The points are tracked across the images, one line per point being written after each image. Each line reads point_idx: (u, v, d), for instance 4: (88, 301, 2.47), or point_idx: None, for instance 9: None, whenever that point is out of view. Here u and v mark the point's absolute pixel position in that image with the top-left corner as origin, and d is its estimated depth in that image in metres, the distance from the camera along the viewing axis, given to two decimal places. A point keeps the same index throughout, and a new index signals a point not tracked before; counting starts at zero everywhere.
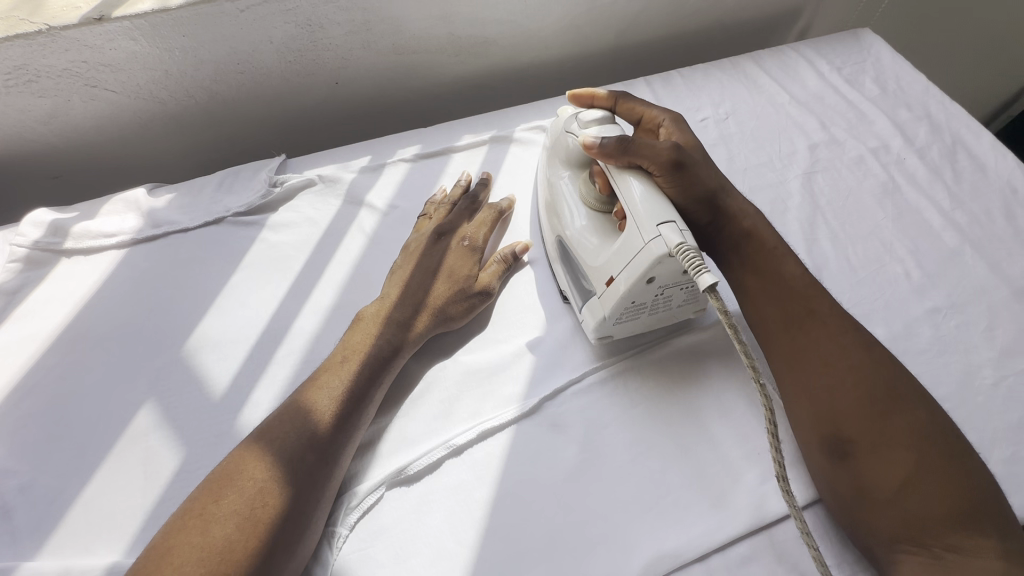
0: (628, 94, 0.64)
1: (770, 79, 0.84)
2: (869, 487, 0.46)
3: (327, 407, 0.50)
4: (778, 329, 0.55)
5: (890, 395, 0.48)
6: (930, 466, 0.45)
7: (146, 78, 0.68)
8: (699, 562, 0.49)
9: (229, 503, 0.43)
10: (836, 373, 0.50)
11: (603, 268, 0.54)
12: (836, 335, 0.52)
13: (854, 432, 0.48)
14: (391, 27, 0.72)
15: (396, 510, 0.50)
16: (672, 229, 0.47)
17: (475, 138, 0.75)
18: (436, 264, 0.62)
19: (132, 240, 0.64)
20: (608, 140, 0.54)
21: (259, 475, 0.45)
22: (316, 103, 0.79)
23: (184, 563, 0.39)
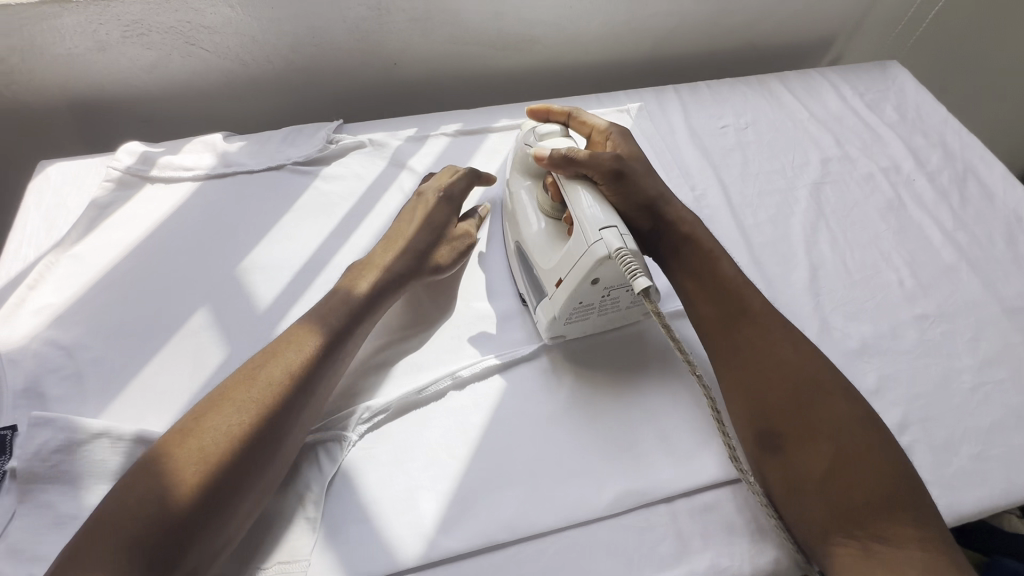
0: (579, 109, 0.71)
1: (792, 98, 0.90)
2: (801, 479, 0.50)
3: (338, 321, 0.56)
4: (716, 328, 0.59)
5: (812, 387, 0.53)
6: (853, 460, 0.49)
7: (236, 42, 0.79)
8: (665, 503, 0.54)
9: (298, 348, 0.53)
10: (765, 368, 0.55)
11: (553, 271, 0.59)
12: (764, 334, 0.57)
13: (784, 427, 0.52)
14: (449, 18, 0.82)
15: (400, 422, 0.57)
16: (613, 234, 0.53)
17: (511, 122, 0.83)
18: (436, 227, 0.68)
19: (207, 175, 0.74)
20: (556, 152, 0.60)
21: (320, 334, 0.55)
22: (375, 81, 0.88)
23: (263, 381, 0.50)
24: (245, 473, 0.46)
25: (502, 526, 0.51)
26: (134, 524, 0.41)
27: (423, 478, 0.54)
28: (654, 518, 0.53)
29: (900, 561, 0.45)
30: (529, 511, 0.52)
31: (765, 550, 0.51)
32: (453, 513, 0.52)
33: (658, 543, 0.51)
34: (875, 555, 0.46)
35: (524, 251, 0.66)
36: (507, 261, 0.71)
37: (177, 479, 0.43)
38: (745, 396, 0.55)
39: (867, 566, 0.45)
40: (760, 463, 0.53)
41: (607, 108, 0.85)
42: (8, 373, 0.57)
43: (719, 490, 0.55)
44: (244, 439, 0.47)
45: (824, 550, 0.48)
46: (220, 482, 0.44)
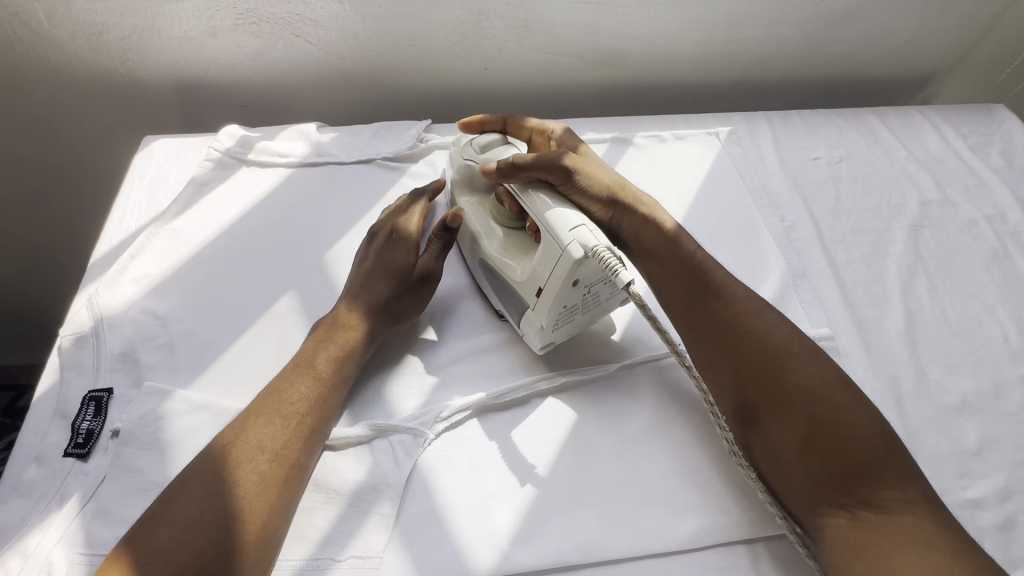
0: (514, 115, 0.71)
1: (890, 135, 0.86)
2: (778, 450, 0.50)
3: (338, 357, 0.56)
4: (682, 301, 0.59)
5: (777, 354, 0.52)
6: (824, 423, 0.48)
7: (338, 37, 0.81)
8: (746, 544, 0.51)
9: (333, 347, 0.56)
10: (728, 341, 0.55)
11: (530, 280, 0.57)
12: (727, 305, 0.57)
13: (758, 397, 0.52)
14: (545, 28, 0.82)
15: (477, 427, 0.57)
16: (584, 231, 0.52)
17: (599, 135, 0.82)
18: (403, 281, 0.62)
19: (299, 163, 0.76)
20: (502, 163, 0.60)
21: (351, 334, 0.57)
22: (463, 84, 0.89)
23: (299, 380, 0.53)
24: (271, 519, 0.45)
25: (577, 547, 0.50)
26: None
27: (497, 487, 0.53)
28: (733, 558, 0.51)
29: (890, 529, 0.43)
30: (604, 534, 0.51)
31: None
32: (525, 527, 0.51)
33: None
34: (866, 524, 0.44)
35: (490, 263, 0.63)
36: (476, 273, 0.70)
37: (205, 532, 0.42)
38: (715, 371, 0.55)
39: (855, 534, 0.44)
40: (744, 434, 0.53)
41: (696, 130, 0.84)
42: (107, 337, 0.59)
43: None
44: (266, 482, 0.46)
45: (813, 517, 0.47)
46: (249, 535, 0.44)
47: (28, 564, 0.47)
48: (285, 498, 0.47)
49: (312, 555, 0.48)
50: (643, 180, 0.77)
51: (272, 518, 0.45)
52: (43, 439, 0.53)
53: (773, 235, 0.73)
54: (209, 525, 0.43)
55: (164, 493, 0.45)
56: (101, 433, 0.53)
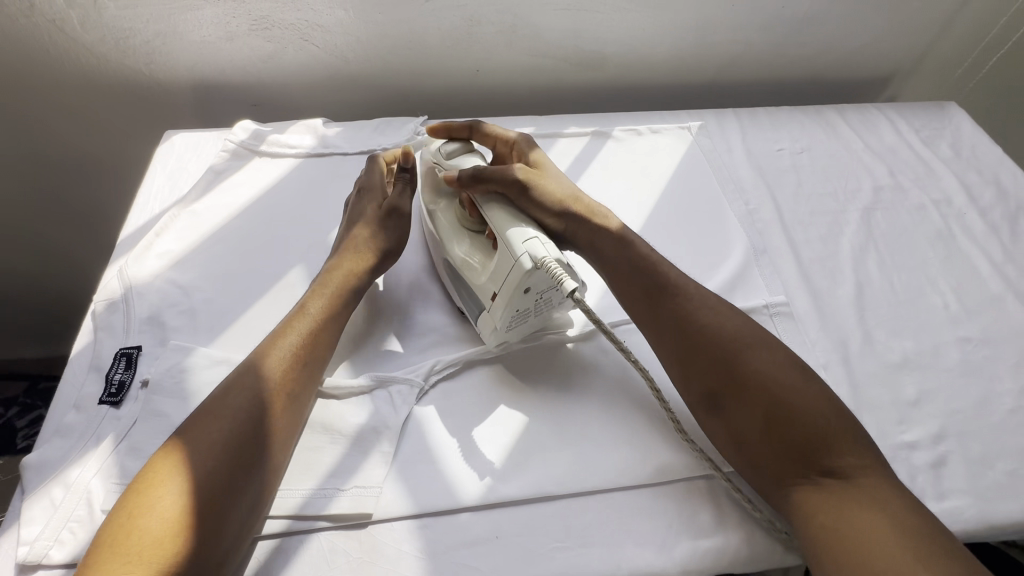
0: (480, 124, 0.74)
1: (849, 129, 0.94)
2: (741, 435, 0.55)
3: (329, 299, 0.62)
4: (639, 303, 0.63)
5: (735, 344, 0.58)
6: (781, 404, 0.54)
7: (342, 42, 0.89)
8: (704, 479, 0.58)
9: (322, 293, 0.62)
10: (684, 337, 0.60)
11: (486, 285, 0.62)
12: (679, 306, 0.62)
13: (720, 387, 0.57)
14: (531, 33, 0.90)
15: (467, 382, 0.63)
16: (536, 245, 0.58)
17: (581, 129, 0.89)
18: (375, 221, 0.69)
19: (307, 154, 0.84)
20: (462, 175, 0.65)
21: (340, 280, 0.64)
22: (457, 84, 0.97)
23: (293, 321, 0.59)
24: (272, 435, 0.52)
25: (554, 480, 0.56)
26: (186, 482, 0.47)
27: (483, 431, 0.60)
28: (692, 491, 0.57)
29: (852, 493, 0.50)
30: (578, 470, 0.57)
31: None
32: (508, 465, 0.57)
33: (695, 514, 0.55)
34: (829, 489, 0.50)
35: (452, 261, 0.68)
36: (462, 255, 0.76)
37: (218, 446, 0.49)
38: (674, 365, 0.60)
39: (822, 500, 0.50)
40: (710, 420, 0.58)
41: (670, 125, 0.91)
42: (136, 303, 0.66)
43: None
44: (267, 405, 0.53)
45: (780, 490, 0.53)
46: (256, 449, 0.51)
47: (71, 491, 0.53)
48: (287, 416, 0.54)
49: (319, 486, 0.55)
50: (621, 170, 0.85)
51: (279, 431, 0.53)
52: (80, 390, 0.60)
53: (738, 217, 0.80)
54: (224, 437, 0.50)
55: (185, 420, 0.52)
56: (132, 384, 0.60)
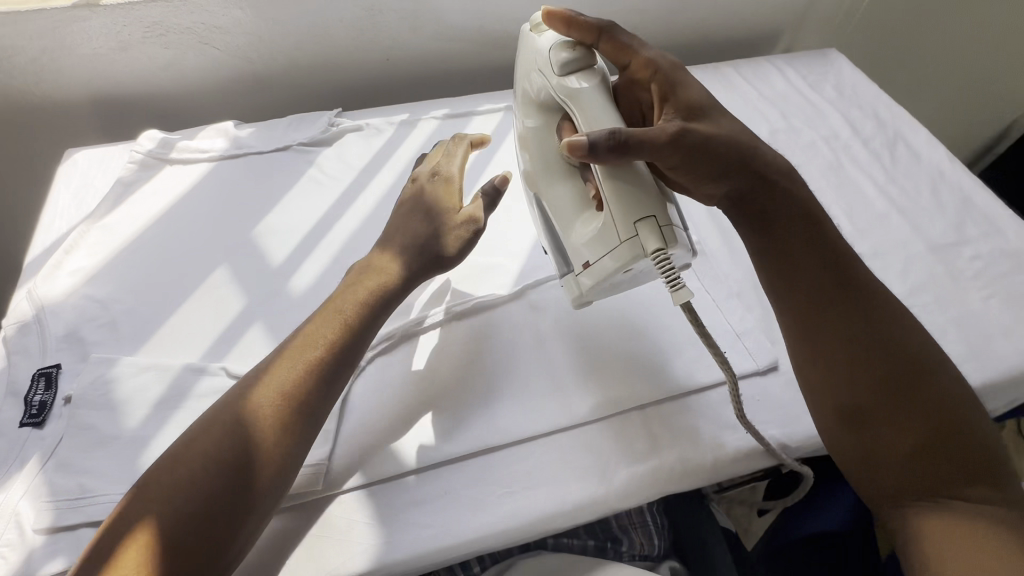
0: (615, 28, 0.61)
1: (744, 82, 1.00)
2: (881, 452, 0.51)
3: (340, 322, 0.56)
4: (822, 306, 0.55)
5: (914, 369, 0.53)
6: (939, 434, 0.51)
7: (245, 43, 0.88)
8: (638, 410, 0.61)
9: (334, 314, 0.57)
10: (869, 352, 0.53)
11: (581, 249, 0.57)
12: (897, 323, 0.55)
13: (874, 407, 0.52)
14: (435, 17, 0.92)
15: (403, 354, 0.64)
16: (649, 229, 0.51)
17: (494, 106, 0.92)
18: (429, 217, 0.64)
19: (220, 157, 0.82)
20: (596, 141, 0.51)
21: (355, 298, 0.58)
22: (369, 75, 0.97)
23: (299, 343, 0.55)
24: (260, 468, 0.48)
25: (496, 432, 0.58)
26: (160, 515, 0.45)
27: (423, 399, 0.61)
28: (628, 422, 0.60)
29: (975, 520, 0.48)
30: (517, 419, 0.59)
31: (725, 444, 0.59)
32: (450, 423, 0.59)
33: (631, 441, 0.59)
34: (953, 514, 0.48)
35: (546, 205, 0.62)
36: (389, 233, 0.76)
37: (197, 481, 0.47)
38: (840, 372, 0.53)
39: (944, 526, 0.48)
40: (842, 437, 0.53)
41: None
42: (51, 324, 0.64)
43: (684, 397, 0.62)
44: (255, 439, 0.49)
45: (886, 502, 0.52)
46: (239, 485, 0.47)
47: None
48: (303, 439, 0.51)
49: None
50: None
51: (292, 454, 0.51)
52: None
53: None
54: (230, 453, 0.48)
55: (172, 443, 0.50)
56: (53, 403, 0.58)
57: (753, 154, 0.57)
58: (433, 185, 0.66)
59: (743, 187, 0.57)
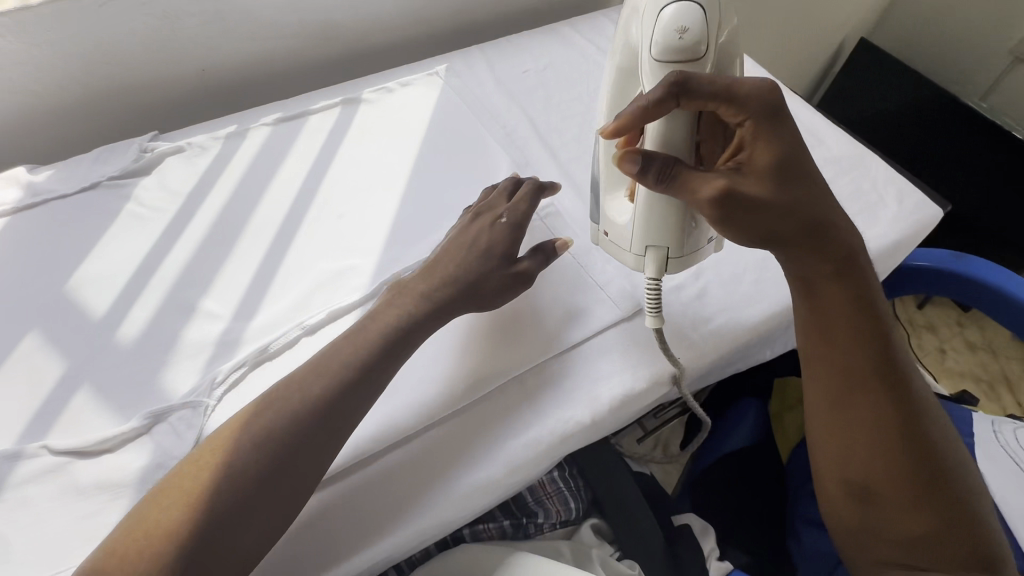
0: (703, 79, 0.51)
1: (581, 38, 1.01)
2: (874, 526, 0.58)
3: (297, 394, 0.52)
4: (863, 383, 0.57)
5: (922, 455, 0.57)
6: (936, 516, 0.56)
7: (21, 75, 0.76)
8: (517, 379, 0.62)
9: (289, 387, 0.53)
10: (881, 434, 0.57)
11: (609, 223, 0.64)
12: (920, 389, 0.59)
13: (878, 484, 0.57)
14: (244, 15, 0.84)
15: (258, 381, 0.59)
16: (654, 256, 0.60)
17: (329, 102, 0.87)
18: (488, 262, 0.61)
19: (14, 209, 0.72)
20: (641, 175, 0.52)
21: (321, 374, 0.54)
22: (186, 90, 0.88)
23: (250, 424, 0.51)
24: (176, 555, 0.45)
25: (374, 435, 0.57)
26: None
27: None
28: (508, 393, 0.61)
29: None
30: (395, 418, 0.58)
31: (600, 395, 0.61)
32: None
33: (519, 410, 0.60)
34: None
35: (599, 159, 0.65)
36: (228, 256, 0.69)
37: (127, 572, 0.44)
38: (865, 440, 0.57)
39: None
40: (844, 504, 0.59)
41: (418, 75, 0.92)
42: None
43: (559, 357, 0.63)
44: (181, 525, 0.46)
45: (868, 542, 0.58)
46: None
47: None
48: (325, 447, 0.51)
49: None
50: (378, 129, 0.84)
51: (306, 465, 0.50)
52: None
53: (497, 141, 0.84)
54: (171, 517, 0.46)
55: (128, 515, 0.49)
56: None
57: (823, 227, 0.56)
58: (490, 230, 0.63)
59: (786, 252, 0.57)
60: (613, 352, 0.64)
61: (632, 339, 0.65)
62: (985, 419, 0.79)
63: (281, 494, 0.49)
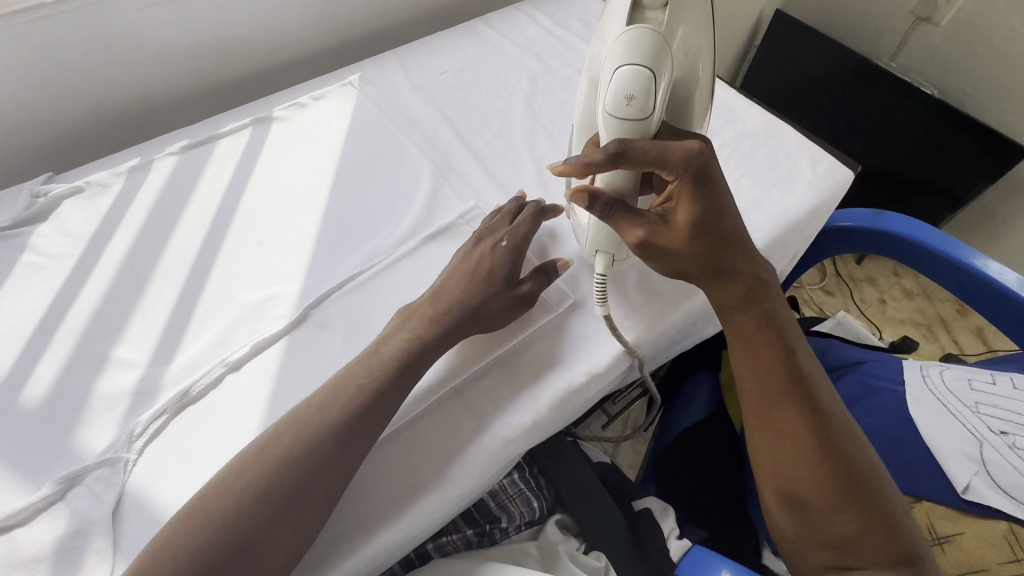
0: (632, 150, 0.54)
1: (497, 34, 1.00)
2: (812, 534, 0.56)
3: (281, 455, 0.50)
4: (776, 392, 0.58)
5: (846, 458, 0.56)
6: (867, 517, 0.55)
7: None
8: (454, 389, 0.60)
9: (280, 446, 0.51)
10: (806, 436, 0.57)
11: (577, 222, 0.69)
12: (834, 401, 0.60)
13: (810, 488, 0.56)
14: (133, 40, 0.78)
15: (181, 427, 0.56)
16: (603, 255, 0.64)
17: (238, 123, 0.83)
18: (495, 287, 0.63)
19: None
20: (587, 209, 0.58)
21: (297, 434, 0.52)
22: (81, 126, 0.82)
23: (239, 489, 0.48)
24: None
25: None
26: None
27: (218, 466, 0.54)
28: (443, 411, 0.59)
29: None
30: None
31: (540, 397, 0.60)
32: None
33: (457, 427, 0.58)
34: None
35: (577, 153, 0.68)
36: (139, 299, 0.65)
37: None
38: (785, 449, 0.57)
39: None
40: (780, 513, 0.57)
41: (331, 86, 0.89)
42: None
43: (496, 368, 0.62)
44: None
45: (806, 555, 0.56)
46: None
47: None
48: (350, 462, 0.52)
49: None
50: (293, 147, 0.81)
51: (329, 484, 0.51)
52: None
53: (418, 147, 0.82)
54: None
55: None
56: None
57: (732, 254, 0.60)
58: (498, 256, 0.65)
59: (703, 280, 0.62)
60: (549, 351, 0.64)
61: (567, 335, 0.65)
62: (913, 364, 0.83)
63: (296, 521, 0.48)
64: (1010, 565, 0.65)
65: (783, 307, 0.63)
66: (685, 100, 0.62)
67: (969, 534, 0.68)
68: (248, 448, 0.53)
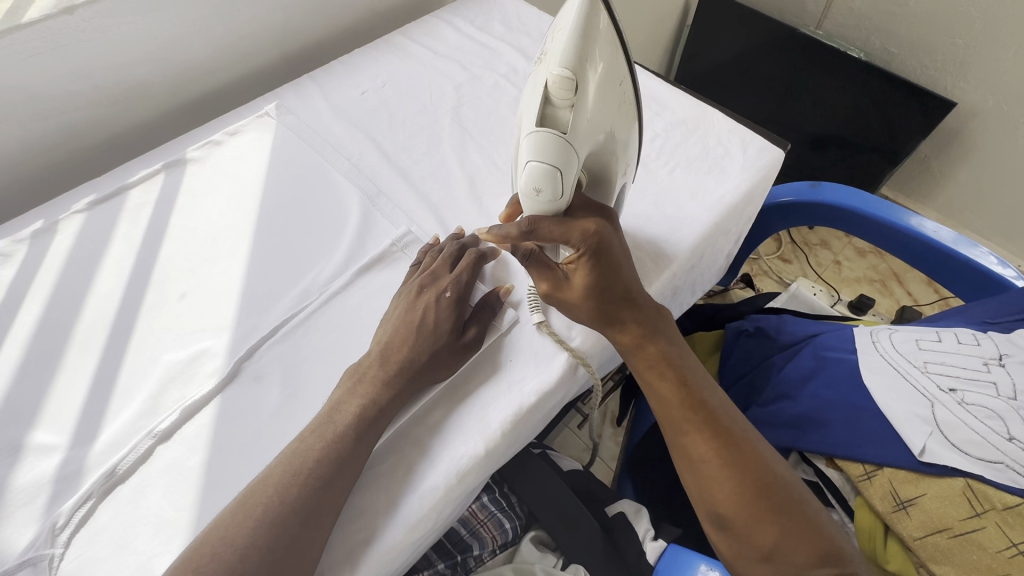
0: (533, 231, 0.56)
1: (417, 45, 0.97)
2: (747, 551, 0.56)
3: (232, 548, 0.47)
4: (678, 421, 0.60)
5: (757, 472, 0.57)
6: (790, 527, 0.56)
7: None
8: (394, 426, 0.58)
9: (229, 536, 0.48)
10: (717, 459, 0.58)
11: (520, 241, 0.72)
12: (734, 412, 0.61)
13: (730, 509, 0.57)
14: (19, 93, 0.73)
15: (112, 510, 0.53)
16: None
17: (149, 169, 0.77)
18: (440, 337, 0.61)
19: None
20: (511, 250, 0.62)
21: (248, 522, 0.48)
22: None
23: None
24: None
25: None
26: None
27: (154, 547, 0.51)
28: (398, 449, 0.57)
29: None
30: None
31: (491, 422, 0.58)
32: None
33: (410, 463, 0.56)
34: None
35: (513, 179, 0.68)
36: (53, 375, 0.60)
37: None
38: (698, 474, 0.59)
39: None
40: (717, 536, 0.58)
41: (246, 118, 0.84)
42: None
43: (444, 406, 0.60)
44: None
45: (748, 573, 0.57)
46: None
47: None
48: (308, 539, 0.49)
49: None
50: (211, 189, 0.77)
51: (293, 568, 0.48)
52: None
53: (344, 174, 0.79)
54: None
55: None
56: None
57: (627, 299, 0.61)
58: (442, 304, 0.63)
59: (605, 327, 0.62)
60: (496, 374, 0.62)
61: (513, 352, 0.64)
62: (863, 331, 0.84)
63: None
64: (969, 521, 0.65)
65: (676, 334, 0.65)
66: (603, 169, 0.60)
67: (929, 495, 0.67)
68: (206, 530, 0.50)
